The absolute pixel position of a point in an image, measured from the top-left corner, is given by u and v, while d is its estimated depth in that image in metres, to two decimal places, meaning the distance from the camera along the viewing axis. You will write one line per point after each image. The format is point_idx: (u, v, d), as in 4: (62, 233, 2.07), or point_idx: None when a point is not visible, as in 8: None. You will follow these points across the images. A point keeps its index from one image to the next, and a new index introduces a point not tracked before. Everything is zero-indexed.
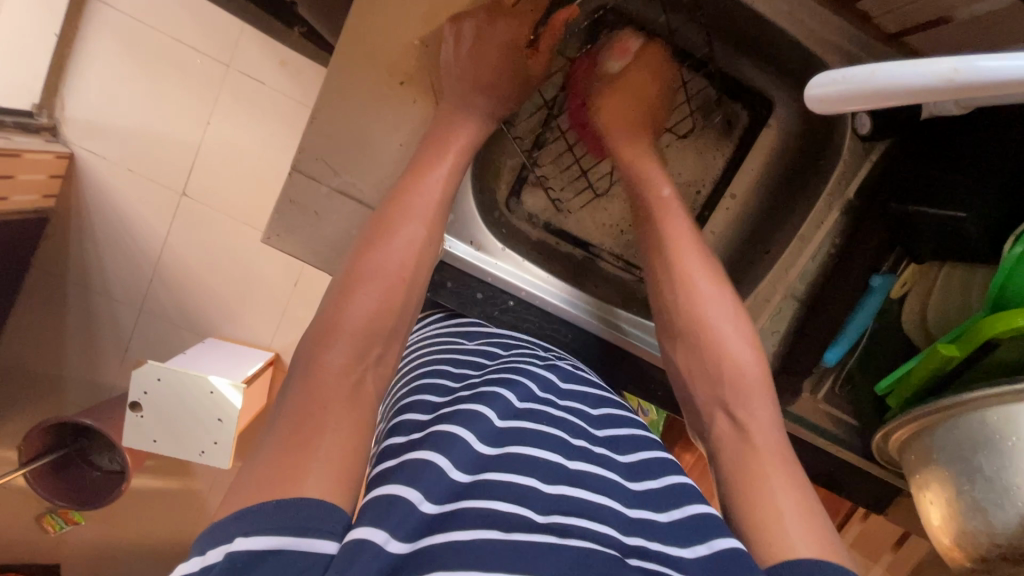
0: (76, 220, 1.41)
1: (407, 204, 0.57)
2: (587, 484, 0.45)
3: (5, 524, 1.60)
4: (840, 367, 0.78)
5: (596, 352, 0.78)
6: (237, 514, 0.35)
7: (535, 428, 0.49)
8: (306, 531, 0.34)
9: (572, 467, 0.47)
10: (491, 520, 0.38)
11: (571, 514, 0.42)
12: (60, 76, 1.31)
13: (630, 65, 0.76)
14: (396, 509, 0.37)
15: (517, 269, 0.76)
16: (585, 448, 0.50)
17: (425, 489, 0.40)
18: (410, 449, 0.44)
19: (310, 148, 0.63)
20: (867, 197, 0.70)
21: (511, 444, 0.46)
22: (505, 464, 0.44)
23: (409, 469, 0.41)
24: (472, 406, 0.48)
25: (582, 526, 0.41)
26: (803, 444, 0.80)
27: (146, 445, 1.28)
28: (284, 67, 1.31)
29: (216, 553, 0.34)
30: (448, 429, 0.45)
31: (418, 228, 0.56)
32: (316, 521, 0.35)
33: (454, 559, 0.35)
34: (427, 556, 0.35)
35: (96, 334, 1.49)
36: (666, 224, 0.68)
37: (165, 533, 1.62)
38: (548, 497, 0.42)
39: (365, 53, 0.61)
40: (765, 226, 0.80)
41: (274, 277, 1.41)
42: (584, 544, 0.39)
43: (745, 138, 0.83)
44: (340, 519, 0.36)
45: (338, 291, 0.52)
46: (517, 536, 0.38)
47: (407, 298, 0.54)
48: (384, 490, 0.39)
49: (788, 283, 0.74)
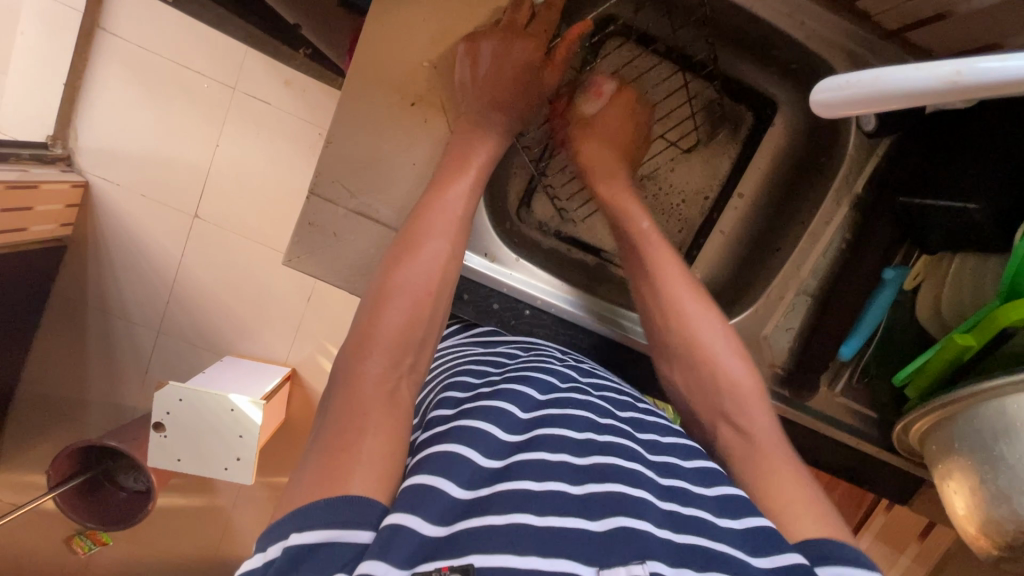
0: (92, 246, 1.44)
1: (429, 218, 0.59)
2: (618, 454, 0.48)
3: (35, 547, 1.63)
4: (856, 360, 0.78)
5: (613, 355, 0.79)
6: (292, 514, 0.38)
7: (558, 410, 0.52)
8: (349, 524, 0.37)
9: (602, 439, 0.50)
10: (526, 500, 0.41)
11: (607, 480, 0.45)
12: (73, 107, 1.35)
13: (606, 107, 0.76)
14: (435, 497, 0.40)
15: (531, 279, 0.77)
16: (612, 425, 0.53)
17: (455, 478, 0.42)
18: (440, 440, 0.46)
19: (327, 171, 0.65)
20: (875, 192, 0.71)
21: (539, 428, 0.49)
22: (533, 446, 0.46)
23: (436, 462, 0.43)
24: (494, 403, 0.50)
25: (621, 492, 0.43)
26: (823, 438, 0.80)
27: (171, 463, 1.31)
28: (289, 87, 1.33)
29: (276, 548, 0.37)
30: (471, 424, 0.47)
31: (441, 242, 0.57)
32: (358, 515, 0.38)
33: (488, 542, 0.38)
34: (466, 539, 0.38)
35: (116, 358, 1.53)
36: (648, 253, 0.69)
37: (191, 550, 1.65)
38: (580, 469, 0.46)
39: (378, 78, 0.64)
40: (776, 222, 0.81)
41: (288, 293, 1.44)
42: (626, 520, 0.41)
43: (752, 138, 0.84)
44: (374, 512, 0.38)
45: (369, 303, 0.53)
46: (550, 522, 0.40)
47: (434, 312, 0.55)
48: (415, 478, 0.42)
49: (801, 280, 0.75)
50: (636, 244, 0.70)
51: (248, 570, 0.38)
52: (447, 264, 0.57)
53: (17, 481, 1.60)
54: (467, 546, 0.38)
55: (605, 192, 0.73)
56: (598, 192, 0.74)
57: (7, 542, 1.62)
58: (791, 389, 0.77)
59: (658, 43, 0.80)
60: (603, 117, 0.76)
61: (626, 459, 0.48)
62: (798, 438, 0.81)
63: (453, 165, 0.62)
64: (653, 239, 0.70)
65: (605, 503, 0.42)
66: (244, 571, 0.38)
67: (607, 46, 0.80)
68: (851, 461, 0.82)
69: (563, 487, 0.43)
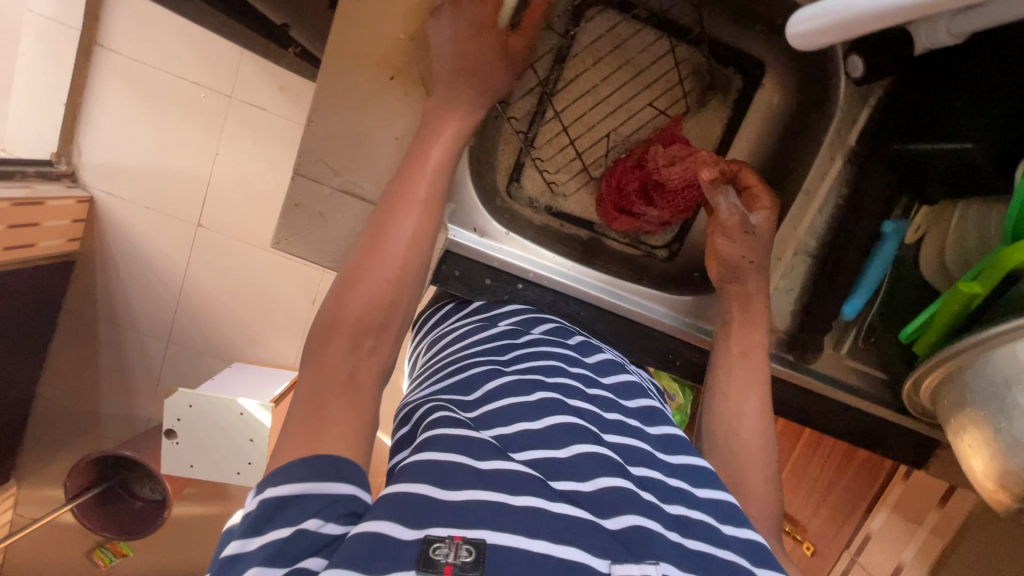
0: (99, 261, 1.45)
1: (403, 190, 0.57)
2: (620, 454, 0.49)
3: (58, 559, 1.65)
4: (862, 319, 0.75)
5: (610, 328, 0.78)
6: (269, 472, 0.40)
7: (567, 400, 0.52)
8: (324, 478, 0.39)
9: (608, 438, 0.50)
10: (537, 486, 0.42)
11: (616, 476, 0.45)
12: (75, 123, 1.35)
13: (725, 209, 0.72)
14: (448, 473, 0.42)
15: (522, 252, 0.77)
16: (619, 420, 0.54)
17: (468, 452, 0.44)
18: (449, 424, 0.47)
19: (310, 151, 0.66)
20: (869, 142, 0.70)
21: (548, 415, 0.49)
22: (543, 440, 0.47)
23: (455, 441, 0.45)
24: (511, 401, 0.51)
25: (630, 490, 0.44)
26: (832, 402, 0.79)
27: (183, 470, 1.31)
28: (284, 92, 1.32)
29: (253, 501, 0.39)
30: (494, 427, 0.49)
31: (416, 218, 0.56)
32: (332, 472, 0.39)
33: (499, 521, 0.39)
34: (476, 513, 0.39)
35: (128, 370, 1.54)
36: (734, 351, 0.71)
37: (210, 557, 1.66)
38: (596, 458, 0.46)
39: (355, 52, 0.63)
40: (774, 181, 0.80)
41: (292, 297, 1.44)
42: (638, 520, 0.42)
43: (741, 101, 0.83)
44: (348, 469, 0.40)
45: (344, 274, 0.53)
46: (562, 509, 0.41)
47: (400, 295, 0.53)
48: (433, 455, 0.43)
49: (799, 239, 0.74)
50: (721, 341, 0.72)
51: (230, 528, 0.40)
52: (424, 231, 0.56)
53: (37, 494, 1.62)
54: (478, 521, 0.39)
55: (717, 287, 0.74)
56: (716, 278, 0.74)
57: (31, 555, 1.65)
58: (795, 352, 0.76)
59: (639, 9, 0.79)
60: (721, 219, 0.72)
61: (629, 462, 0.49)
62: (807, 405, 0.79)
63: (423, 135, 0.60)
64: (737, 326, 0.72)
65: (616, 500, 0.43)
66: (229, 527, 0.40)
67: (589, 13, 0.79)
68: (863, 426, 0.80)
69: (574, 484, 0.44)
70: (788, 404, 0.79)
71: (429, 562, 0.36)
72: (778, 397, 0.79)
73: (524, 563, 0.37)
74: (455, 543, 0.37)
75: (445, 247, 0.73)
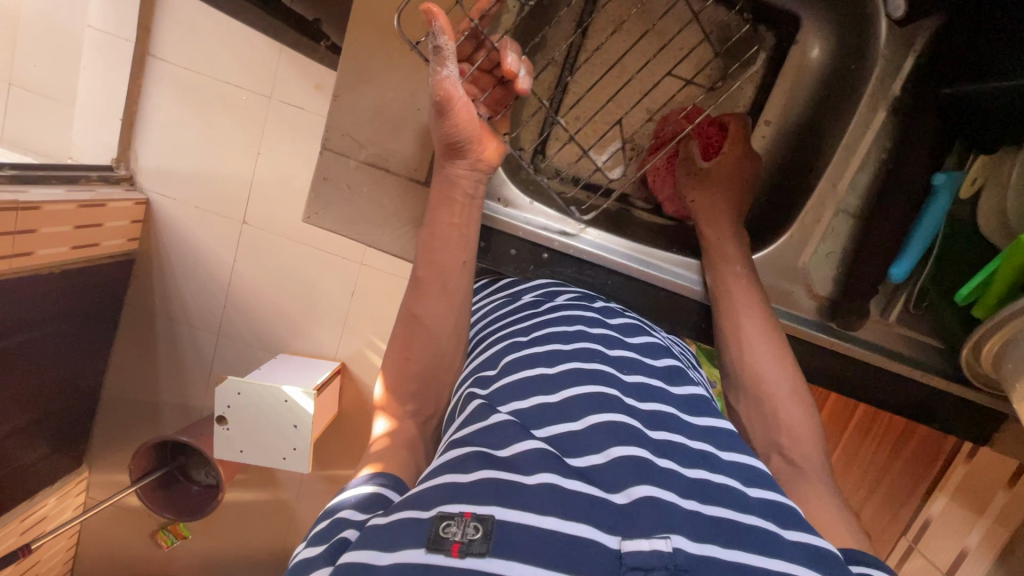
0: (154, 259, 1.53)
1: (431, 265, 0.62)
2: (641, 418, 0.47)
3: (127, 540, 1.77)
4: (913, 282, 0.71)
5: (637, 296, 0.77)
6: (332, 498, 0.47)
7: (586, 368, 0.50)
8: (364, 480, 0.46)
9: (632, 403, 0.48)
10: (550, 460, 0.41)
11: (631, 444, 0.43)
12: (131, 130, 1.43)
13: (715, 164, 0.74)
14: (468, 459, 0.42)
15: (547, 219, 0.76)
16: (642, 382, 0.52)
17: (491, 443, 0.43)
18: (471, 419, 0.47)
19: (337, 125, 0.68)
20: (914, 92, 0.65)
21: (566, 387, 0.48)
22: (560, 413, 0.46)
23: (476, 433, 0.45)
24: (529, 372, 0.50)
25: (644, 457, 0.42)
26: (881, 375, 0.74)
27: (234, 454, 1.38)
28: (320, 90, 1.36)
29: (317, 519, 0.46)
30: (512, 403, 0.48)
31: (449, 272, 0.62)
32: (369, 477, 0.47)
33: (512, 497, 0.38)
34: (486, 491, 0.38)
35: (184, 362, 1.62)
36: (739, 309, 0.67)
37: (262, 542, 1.72)
38: (609, 428, 0.44)
39: (376, 25, 0.65)
40: (811, 140, 0.76)
41: (332, 289, 1.48)
42: (650, 490, 0.39)
43: (774, 59, 0.80)
44: (382, 475, 0.47)
45: (392, 345, 0.60)
46: (576, 485, 0.39)
47: (440, 334, 0.59)
48: (457, 450, 0.44)
49: (839, 199, 0.70)
50: (721, 293, 0.69)
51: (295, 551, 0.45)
52: (462, 277, 0.62)
53: (104, 478, 1.73)
54: (488, 497, 0.38)
55: (728, 246, 0.71)
56: (706, 235, 0.73)
57: (103, 535, 1.77)
58: (838, 319, 0.72)
59: None
60: (717, 173, 0.74)
61: (649, 426, 0.47)
62: (855, 379, 0.75)
63: (439, 201, 0.63)
64: (742, 286, 0.68)
65: (630, 469, 0.41)
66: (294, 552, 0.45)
67: None
68: (917, 400, 0.75)
69: (587, 460, 0.42)
70: (834, 378, 0.75)
71: (438, 539, 0.35)
72: (822, 369, 0.75)
73: (534, 541, 0.35)
74: (463, 521, 0.36)
75: (484, 224, 0.75)
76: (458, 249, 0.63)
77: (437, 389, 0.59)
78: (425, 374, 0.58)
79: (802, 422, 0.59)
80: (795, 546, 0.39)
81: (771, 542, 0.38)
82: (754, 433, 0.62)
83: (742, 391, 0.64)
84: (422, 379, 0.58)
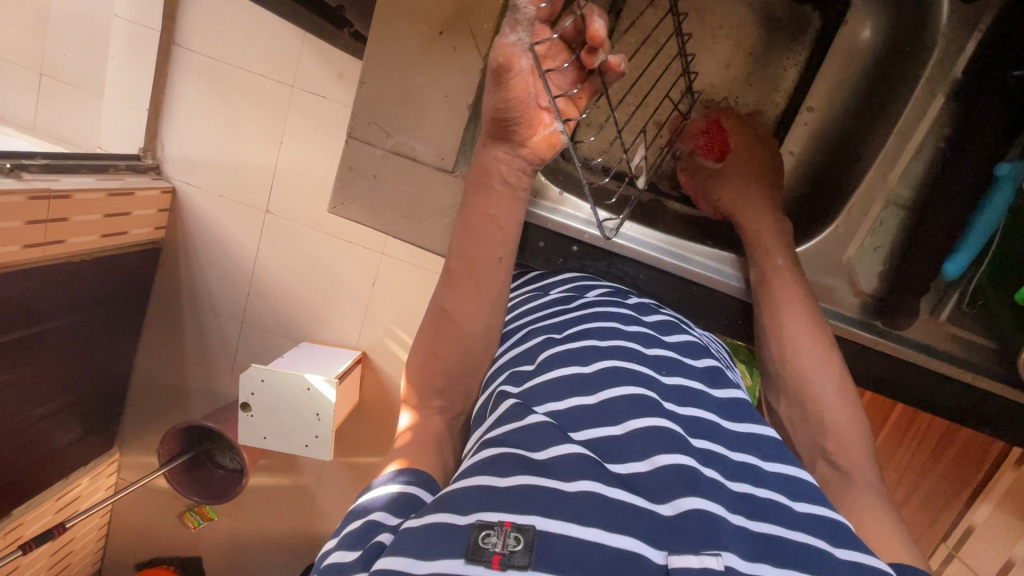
0: (180, 248, 1.55)
1: (458, 259, 0.60)
2: (681, 424, 0.45)
3: (156, 521, 1.82)
4: (967, 281, 0.67)
5: (670, 291, 0.75)
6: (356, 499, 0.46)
7: (624, 368, 0.48)
8: (391, 480, 0.45)
9: (671, 407, 0.46)
10: (589, 466, 0.39)
11: (676, 452, 0.41)
12: (158, 119, 1.44)
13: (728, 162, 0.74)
14: (504, 462, 0.40)
15: (576, 211, 0.73)
16: (682, 384, 0.49)
17: (527, 446, 0.42)
18: (505, 419, 0.45)
19: (363, 114, 0.67)
20: (977, 75, 0.61)
21: (603, 388, 0.46)
22: (599, 416, 0.44)
23: (511, 435, 0.43)
24: (564, 372, 0.48)
25: (691, 467, 0.40)
26: (930, 377, 0.70)
27: (258, 441, 1.40)
28: (342, 78, 1.34)
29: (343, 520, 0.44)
30: (548, 404, 0.46)
31: (476, 265, 0.60)
32: (396, 475, 0.46)
33: (552, 506, 0.36)
34: (526, 499, 0.37)
35: (209, 350, 1.64)
36: (777, 305, 0.63)
37: (284, 526, 1.75)
38: (651, 434, 0.42)
39: (404, 7, 0.63)
40: (860, 127, 0.72)
41: (354, 279, 1.48)
42: (699, 502, 0.37)
43: (820, 41, 0.76)
44: (410, 471, 0.46)
45: (420, 340, 0.59)
46: (619, 495, 0.38)
47: (467, 330, 0.58)
48: (491, 451, 0.42)
49: (890, 190, 0.66)
50: (761, 286, 0.65)
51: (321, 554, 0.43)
52: (489, 270, 0.60)
53: (134, 461, 1.77)
54: (528, 505, 0.36)
55: (767, 238, 0.67)
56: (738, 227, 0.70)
57: (134, 515, 1.82)
58: (883, 317, 0.68)
59: None
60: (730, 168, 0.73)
61: (690, 433, 0.44)
62: (901, 381, 0.71)
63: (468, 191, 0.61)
64: (783, 283, 0.64)
65: (675, 479, 0.39)
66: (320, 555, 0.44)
67: None
68: (968, 404, 0.71)
69: (629, 467, 0.40)
70: (878, 379, 0.71)
71: (477, 550, 0.34)
72: (865, 369, 0.71)
73: (577, 553, 0.34)
74: (503, 531, 0.35)
75: None
76: (486, 242, 0.61)
77: (464, 385, 0.57)
78: (452, 373, 0.57)
79: (848, 429, 0.56)
80: (849, 566, 0.37)
81: (822, 562, 0.36)
82: (794, 442, 0.59)
83: (782, 398, 0.61)
84: (450, 375, 0.57)
